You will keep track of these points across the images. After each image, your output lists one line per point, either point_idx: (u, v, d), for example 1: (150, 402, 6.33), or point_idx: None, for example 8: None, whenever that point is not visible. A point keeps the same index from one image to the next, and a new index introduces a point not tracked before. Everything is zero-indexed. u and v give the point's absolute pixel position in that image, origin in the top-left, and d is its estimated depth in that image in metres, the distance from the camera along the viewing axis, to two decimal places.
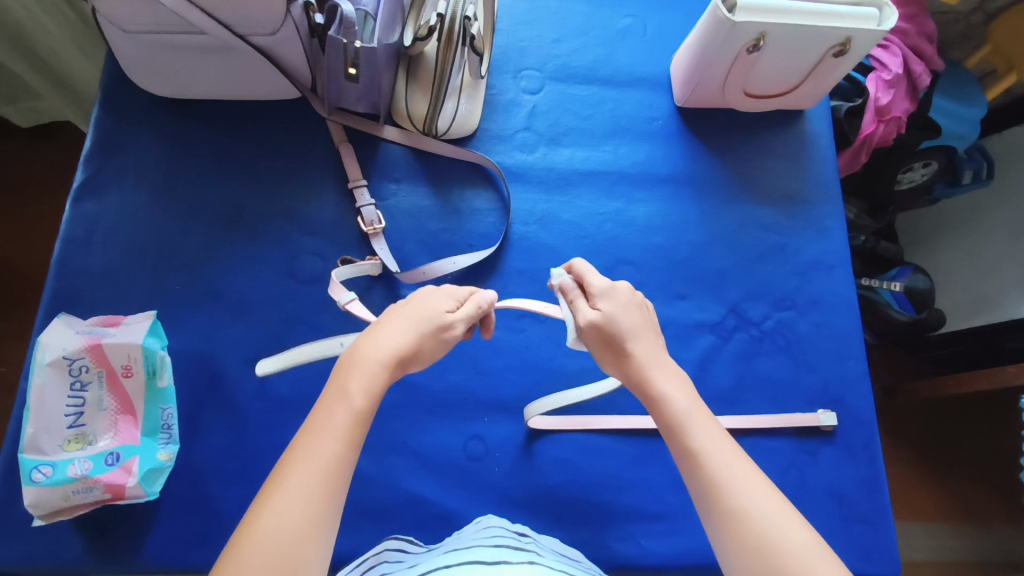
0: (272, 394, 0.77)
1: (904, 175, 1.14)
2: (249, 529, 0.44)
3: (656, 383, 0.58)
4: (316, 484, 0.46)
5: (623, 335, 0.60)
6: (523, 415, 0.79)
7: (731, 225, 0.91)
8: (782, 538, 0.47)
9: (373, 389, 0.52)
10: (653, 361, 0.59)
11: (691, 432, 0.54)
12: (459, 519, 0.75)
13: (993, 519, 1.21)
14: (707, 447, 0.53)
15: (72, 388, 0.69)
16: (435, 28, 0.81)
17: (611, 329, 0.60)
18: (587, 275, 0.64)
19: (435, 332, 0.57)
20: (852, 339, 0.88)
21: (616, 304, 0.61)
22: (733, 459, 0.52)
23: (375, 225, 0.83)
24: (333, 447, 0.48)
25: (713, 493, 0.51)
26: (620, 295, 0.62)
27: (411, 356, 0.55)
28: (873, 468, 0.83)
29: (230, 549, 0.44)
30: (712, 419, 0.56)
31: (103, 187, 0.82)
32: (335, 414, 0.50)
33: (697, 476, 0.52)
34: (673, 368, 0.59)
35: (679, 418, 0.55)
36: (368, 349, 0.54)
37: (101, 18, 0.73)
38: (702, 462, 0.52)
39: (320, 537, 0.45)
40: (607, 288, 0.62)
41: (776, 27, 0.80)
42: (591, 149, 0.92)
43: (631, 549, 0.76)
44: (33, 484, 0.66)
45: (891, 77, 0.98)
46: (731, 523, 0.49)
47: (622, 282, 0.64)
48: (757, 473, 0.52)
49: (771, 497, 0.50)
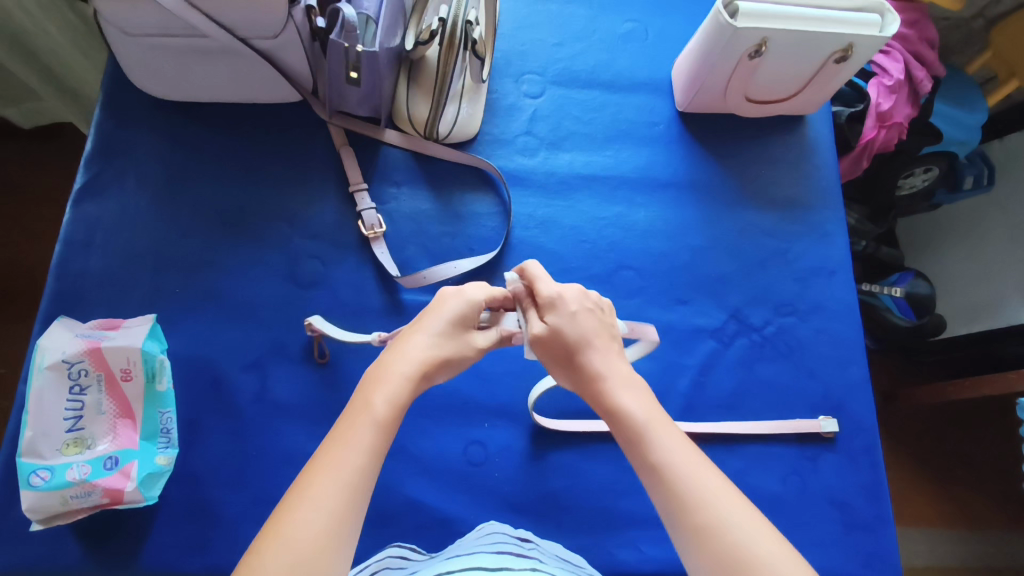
0: (271, 398, 0.77)
1: (904, 181, 1.14)
2: (271, 538, 0.44)
3: (609, 393, 0.56)
4: (340, 494, 0.46)
5: (572, 346, 0.58)
6: (524, 420, 0.79)
7: (731, 230, 0.90)
8: (744, 543, 0.47)
9: (396, 400, 0.52)
10: (604, 370, 0.57)
11: (650, 441, 0.53)
12: (459, 525, 0.74)
13: (995, 525, 1.20)
14: (667, 456, 0.52)
15: (71, 392, 0.69)
16: (437, 31, 0.80)
17: (557, 341, 0.59)
18: (536, 282, 0.62)
19: (458, 346, 0.57)
20: (853, 345, 0.88)
21: (563, 314, 0.60)
22: (695, 465, 0.51)
23: (376, 229, 0.83)
24: (357, 457, 0.48)
25: (675, 503, 0.50)
26: (567, 303, 0.60)
27: (435, 368, 0.55)
28: (875, 475, 0.83)
29: (249, 558, 0.43)
30: (670, 425, 0.55)
31: (103, 190, 0.82)
32: (360, 424, 0.50)
33: (659, 486, 0.51)
34: (628, 376, 0.57)
35: (638, 427, 0.54)
36: (393, 362, 0.54)
37: (103, 21, 0.73)
38: (662, 471, 0.51)
39: (339, 549, 0.44)
40: (553, 298, 0.61)
41: (777, 33, 0.80)
42: (592, 153, 0.92)
43: (632, 556, 0.76)
44: (32, 488, 0.65)
45: (892, 83, 0.98)
46: (695, 532, 0.48)
47: (572, 287, 0.62)
48: (720, 479, 0.51)
49: (735, 504, 0.49)
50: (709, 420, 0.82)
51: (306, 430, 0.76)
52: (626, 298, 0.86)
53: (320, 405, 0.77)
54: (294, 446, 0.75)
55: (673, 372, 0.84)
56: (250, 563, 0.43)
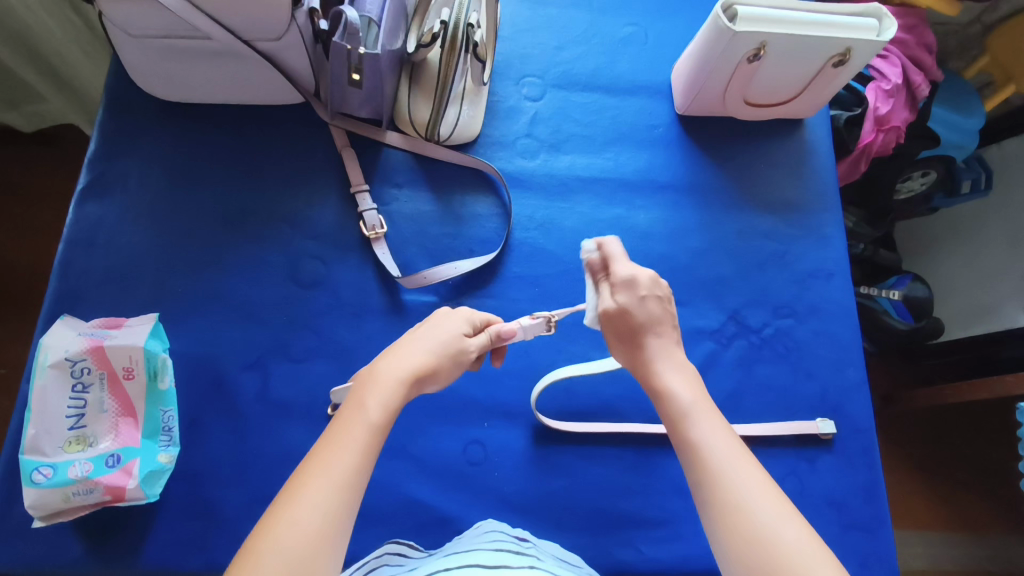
0: (273, 397, 0.77)
1: (903, 184, 1.15)
2: (261, 535, 0.44)
3: (660, 375, 0.59)
4: (332, 493, 0.46)
5: (637, 328, 0.61)
6: (524, 420, 0.80)
7: (731, 232, 0.91)
8: (771, 527, 0.47)
9: (389, 405, 0.53)
10: (662, 354, 0.60)
11: (692, 422, 0.55)
12: (459, 523, 0.75)
13: (992, 527, 1.21)
14: (707, 438, 0.53)
15: (74, 390, 0.70)
16: (438, 34, 0.81)
17: (624, 320, 0.61)
18: (615, 261, 0.65)
19: (454, 353, 0.59)
20: (851, 348, 0.88)
21: (633, 296, 0.62)
22: (734, 452, 0.52)
23: (378, 229, 0.83)
24: (351, 459, 0.49)
25: (706, 483, 0.51)
26: (641, 286, 0.62)
27: (427, 376, 0.57)
28: (872, 475, 0.83)
29: (241, 557, 0.43)
30: (716, 413, 0.56)
31: (108, 190, 0.82)
32: (353, 426, 0.50)
33: (694, 465, 0.53)
34: (683, 364, 0.60)
35: (682, 409, 0.56)
36: (386, 367, 0.55)
37: (108, 23, 0.74)
38: (700, 451, 0.53)
39: (331, 548, 0.45)
40: (628, 279, 0.63)
41: (775, 36, 0.81)
42: (592, 156, 0.92)
43: (630, 555, 0.76)
44: (34, 485, 0.66)
45: (891, 87, 0.99)
46: (721, 511, 0.49)
47: (648, 272, 0.64)
48: (756, 466, 0.51)
49: (766, 490, 0.49)
50: None
51: (307, 429, 0.76)
52: None
53: (320, 404, 0.77)
54: (295, 445, 0.76)
55: None
56: (244, 555, 0.43)
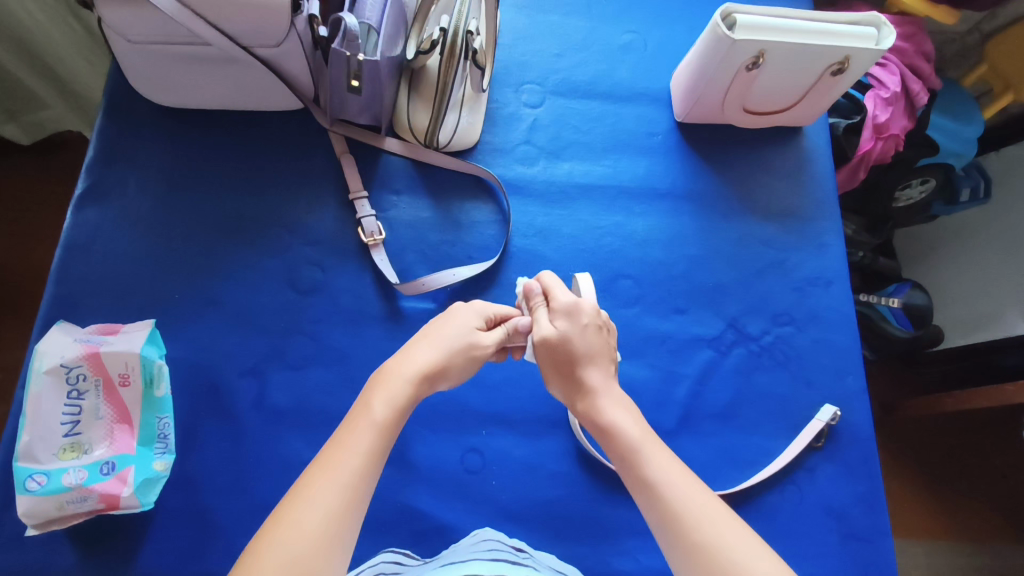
0: (270, 405, 0.77)
1: (903, 192, 1.14)
2: (266, 537, 0.46)
3: (603, 412, 0.59)
4: (340, 494, 0.48)
5: (575, 357, 0.61)
6: (521, 428, 0.79)
7: (730, 239, 0.91)
8: (737, 564, 0.49)
9: (396, 404, 0.54)
10: (600, 386, 0.61)
11: (645, 457, 0.56)
12: (456, 532, 0.74)
13: (993, 537, 1.20)
14: (662, 473, 0.54)
15: (69, 397, 0.69)
16: (437, 41, 0.81)
17: (563, 349, 0.61)
18: (553, 290, 0.66)
19: (465, 351, 0.60)
20: (851, 355, 0.88)
21: (574, 324, 0.63)
22: (687, 483, 0.54)
23: (375, 236, 0.83)
24: (357, 459, 0.50)
25: (669, 521, 0.52)
26: (582, 314, 0.63)
27: (438, 372, 0.58)
28: (872, 485, 0.83)
29: (247, 556, 0.45)
30: (664, 448, 0.57)
31: (105, 195, 0.82)
32: (360, 426, 0.52)
33: (652, 503, 0.53)
34: (622, 398, 0.61)
35: (632, 444, 0.57)
36: (398, 365, 0.57)
37: (107, 28, 0.73)
38: (656, 486, 0.54)
39: (337, 550, 0.46)
40: (570, 306, 0.64)
41: (774, 45, 0.81)
42: (590, 163, 0.92)
43: (629, 566, 0.76)
44: (27, 492, 0.65)
45: (889, 95, 0.99)
46: (690, 551, 0.50)
47: (589, 301, 0.65)
48: (714, 498, 0.53)
49: (728, 523, 0.51)
50: (706, 429, 0.83)
51: (304, 437, 0.76)
52: (623, 307, 0.86)
53: (319, 411, 0.77)
54: (293, 453, 0.75)
55: (672, 381, 0.84)
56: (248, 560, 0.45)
